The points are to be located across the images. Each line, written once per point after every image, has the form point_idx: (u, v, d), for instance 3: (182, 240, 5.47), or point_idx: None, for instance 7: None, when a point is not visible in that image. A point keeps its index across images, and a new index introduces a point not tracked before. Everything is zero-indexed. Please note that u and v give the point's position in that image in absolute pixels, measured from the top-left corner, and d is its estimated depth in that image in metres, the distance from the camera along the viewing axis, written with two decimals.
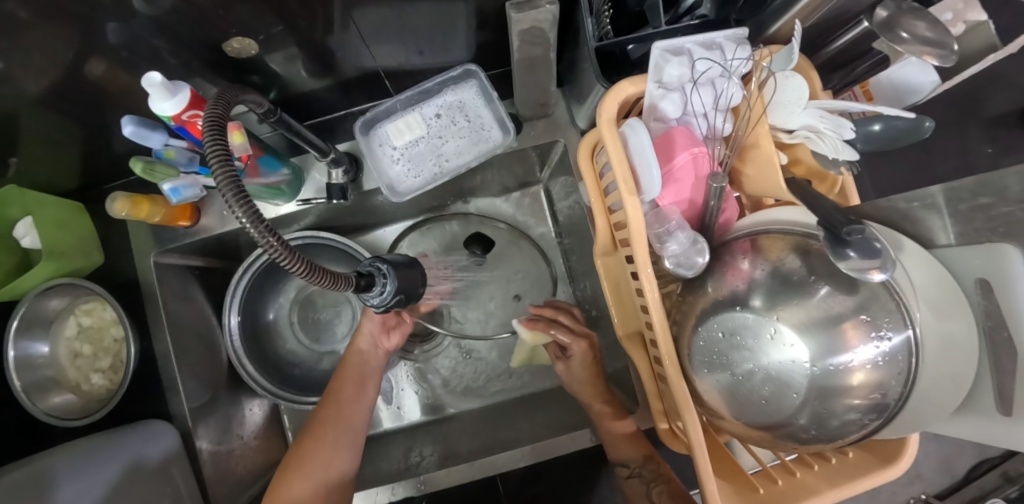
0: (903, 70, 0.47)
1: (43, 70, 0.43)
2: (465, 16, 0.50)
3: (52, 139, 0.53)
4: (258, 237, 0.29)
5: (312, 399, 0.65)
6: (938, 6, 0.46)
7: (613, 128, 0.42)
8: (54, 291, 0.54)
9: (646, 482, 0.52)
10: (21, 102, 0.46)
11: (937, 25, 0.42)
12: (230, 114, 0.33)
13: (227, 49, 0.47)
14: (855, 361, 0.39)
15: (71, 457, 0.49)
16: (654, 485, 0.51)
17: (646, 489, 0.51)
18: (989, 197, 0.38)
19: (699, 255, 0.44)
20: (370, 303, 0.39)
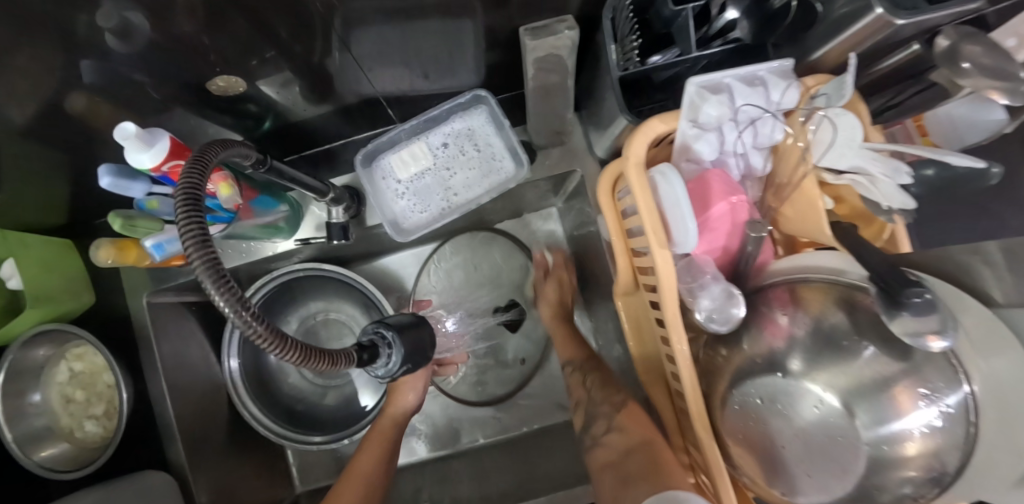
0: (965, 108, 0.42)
1: (17, 112, 0.40)
2: (474, 38, 0.45)
3: (35, 179, 0.49)
4: (242, 328, 0.26)
5: (316, 439, 0.63)
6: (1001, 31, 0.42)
7: (641, 173, 0.38)
8: (41, 337, 0.51)
9: (580, 371, 0.55)
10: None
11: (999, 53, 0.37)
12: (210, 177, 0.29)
13: (212, 88, 0.44)
14: (910, 435, 0.35)
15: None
16: (587, 372, 0.55)
17: (580, 376, 0.55)
18: None
19: (736, 306, 0.39)
20: (374, 373, 0.35)
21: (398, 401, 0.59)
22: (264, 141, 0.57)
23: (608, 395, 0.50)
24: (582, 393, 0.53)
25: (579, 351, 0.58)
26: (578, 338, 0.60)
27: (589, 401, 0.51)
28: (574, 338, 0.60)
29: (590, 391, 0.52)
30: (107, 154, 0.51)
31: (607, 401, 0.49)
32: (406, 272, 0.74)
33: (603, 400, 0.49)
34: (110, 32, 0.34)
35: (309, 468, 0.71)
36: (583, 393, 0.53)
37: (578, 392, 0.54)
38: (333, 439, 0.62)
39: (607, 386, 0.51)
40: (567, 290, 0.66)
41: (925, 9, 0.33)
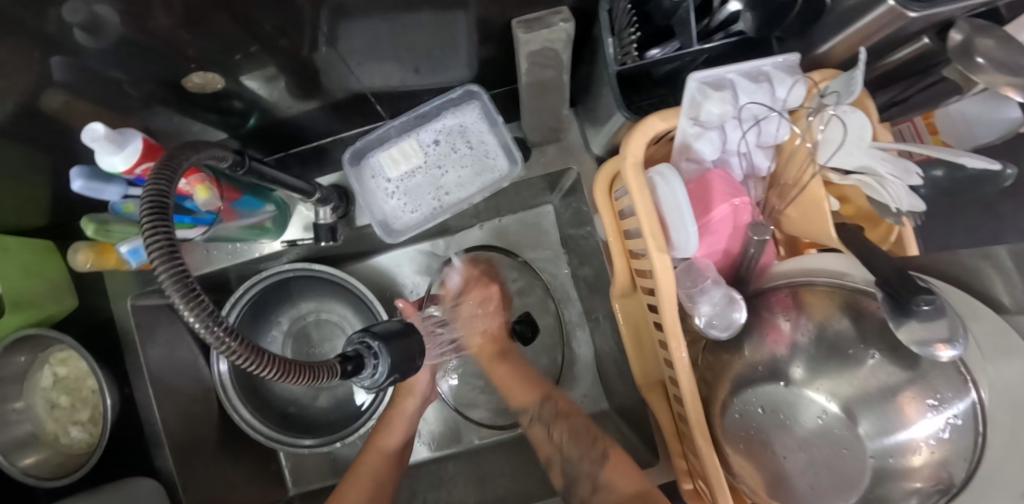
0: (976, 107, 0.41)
1: None
2: (465, 32, 0.43)
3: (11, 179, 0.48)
4: (216, 344, 0.25)
5: (307, 442, 0.62)
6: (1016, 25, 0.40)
7: (639, 174, 0.36)
8: (23, 342, 0.50)
9: (547, 426, 0.56)
10: None
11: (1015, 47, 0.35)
12: (179, 181, 0.27)
13: (187, 84, 0.42)
14: (917, 446, 0.34)
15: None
16: (555, 425, 0.56)
17: (547, 433, 0.56)
18: None
19: (737, 312, 0.39)
20: (360, 383, 0.34)
21: (383, 438, 0.58)
22: (250, 138, 0.55)
23: (581, 450, 0.52)
24: (553, 452, 0.54)
25: (532, 398, 0.59)
26: (529, 380, 0.61)
27: (564, 459, 0.52)
28: (528, 387, 0.60)
29: (561, 445, 0.54)
30: (86, 153, 0.49)
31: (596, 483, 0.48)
32: (400, 270, 0.72)
33: (578, 457, 0.51)
34: (79, 27, 0.32)
35: (302, 471, 0.70)
36: (554, 451, 0.54)
37: (548, 450, 0.55)
38: (326, 442, 0.61)
39: (577, 440, 0.53)
40: (501, 312, 0.65)
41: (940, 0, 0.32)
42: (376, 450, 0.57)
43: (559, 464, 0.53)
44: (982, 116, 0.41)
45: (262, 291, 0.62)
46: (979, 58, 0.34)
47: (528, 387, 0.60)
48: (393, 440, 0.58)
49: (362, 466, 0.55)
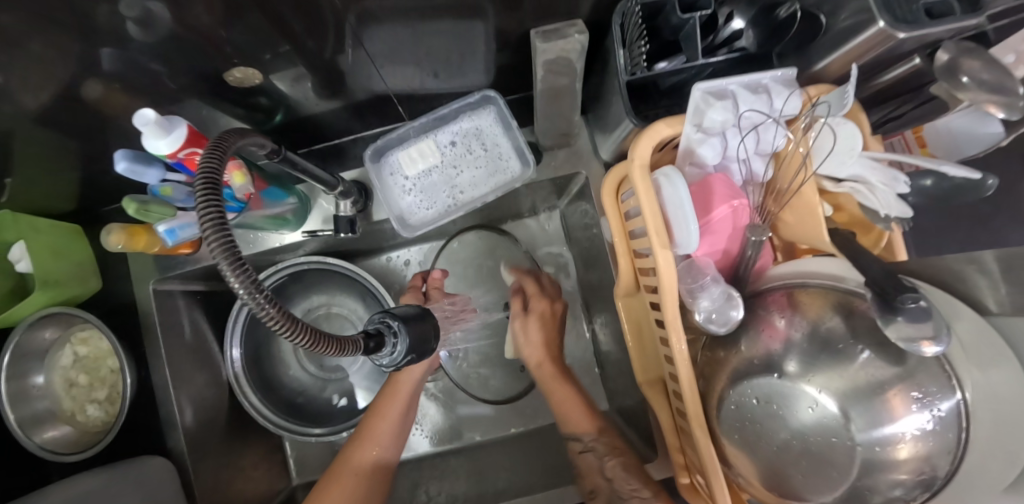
0: (962, 121, 0.43)
1: (31, 93, 0.40)
2: (483, 40, 0.46)
3: (48, 162, 0.50)
4: (254, 308, 0.26)
5: (316, 430, 0.64)
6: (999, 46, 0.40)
7: (645, 175, 0.39)
8: (48, 319, 0.52)
9: (599, 456, 0.48)
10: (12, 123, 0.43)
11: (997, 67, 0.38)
12: (228, 162, 0.29)
13: (229, 79, 0.45)
14: (902, 437, 0.36)
15: (95, 487, 0.48)
16: (608, 457, 0.48)
17: (599, 463, 0.48)
18: None
19: (735, 307, 0.41)
20: (378, 361, 0.36)
21: (357, 454, 0.51)
22: (274, 134, 0.57)
23: (632, 486, 0.45)
24: (598, 479, 0.48)
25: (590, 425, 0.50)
26: (586, 404, 0.52)
27: (611, 491, 0.46)
28: (583, 417, 0.51)
29: (612, 479, 0.46)
30: (120, 140, 0.52)
31: (634, 496, 0.44)
32: (409, 266, 0.75)
33: (629, 493, 0.44)
34: (132, 21, 0.35)
35: (306, 461, 0.72)
36: (601, 481, 0.47)
37: (594, 479, 0.48)
38: (333, 431, 0.63)
39: (631, 474, 0.46)
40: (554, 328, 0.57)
41: (925, 23, 0.34)
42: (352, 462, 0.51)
43: (607, 495, 0.46)
44: (968, 131, 0.43)
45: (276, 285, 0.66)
46: (963, 77, 0.37)
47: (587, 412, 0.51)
48: (392, 414, 0.53)
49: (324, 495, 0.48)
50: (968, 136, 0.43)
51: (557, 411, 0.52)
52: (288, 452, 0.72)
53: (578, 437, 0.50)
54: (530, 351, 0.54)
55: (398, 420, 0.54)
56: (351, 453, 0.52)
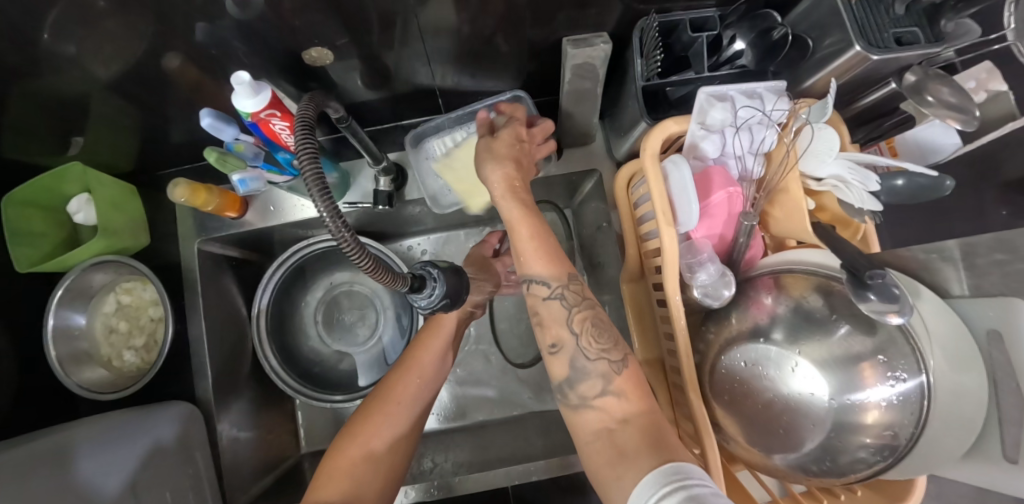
0: (928, 132, 0.50)
1: (126, 58, 0.46)
2: (521, 47, 0.53)
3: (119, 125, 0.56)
4: (333, 230, 0.31)
5: (337, 397, 0.67)
6: (961, 74, 0.49)
7: (655, 163, 0.45)
8: (101, 266, 0.57)
9: (567, 304, 0.44)
10: (88, 89, 0.49)
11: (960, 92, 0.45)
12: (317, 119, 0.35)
13: (305, 58, 0.50)
14: (869, 401, 0.41)
15: (91, 442, 0.49)
16: (576, 308, 0.44)
17: (566, 312, 0.43)
18: (1005, 253, 0.40)
19: (726, 287, 0.47)
20: (418, 304, 0.41)
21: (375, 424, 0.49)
22: None
23: (600, 346, 0.42)
24: (562, 331, 0.44)
25: (555, 269, 0.44)
26: (555, 247, 0.45)
27: (577, 347, 0.42)
28: (554, 257, 0.45)
29: (579, 334, 0.43)
30: (181, 117, 0.57)
31: (601, 356, 0.42)
32: (424, 255, 0.79)
33: (596, 352, 0.42)
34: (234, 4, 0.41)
35: (315, 431, 0.74)
36: (565, 333, 0.43)
37: (557, 330, 0.44)
38: (352, 397, 0.67)
39: (601, 332, 0.43)
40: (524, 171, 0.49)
41: (894, 48, 0.41)
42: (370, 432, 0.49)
43: (570, 352, 0.43)
44: (934, 140, 0.50)
45: (305, 258, 0.71)
46: (929, 96, 0.44)
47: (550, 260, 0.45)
48: (434, 350, 0.58)
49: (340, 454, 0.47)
50: (932, 147, 0.50)
51: (518, 255, 0.45)
52: (299, 422, 0.75)
53: (549, 282, 0.44)
54: (512, 200, 0.45)
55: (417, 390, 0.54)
56: (394, 383, 0.54)
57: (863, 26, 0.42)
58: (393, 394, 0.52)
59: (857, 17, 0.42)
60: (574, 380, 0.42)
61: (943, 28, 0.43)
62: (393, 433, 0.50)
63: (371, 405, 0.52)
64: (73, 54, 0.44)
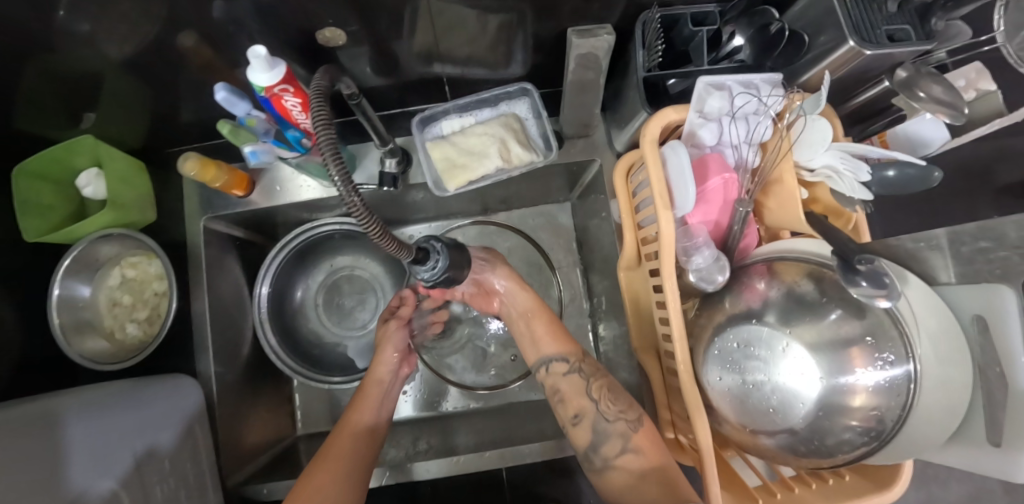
0: (918, 125, 0.50)
1: (140, 39, 0.47)
2: (529, 38, 0.54)
3: (131, 104, 0.57)
4: (343, 193, 0.33)
5: (337, 378, 0.68)
6: (954, 73, 0.50)
7: (654, 149, 0.47)
8: (108, 238, 0.58)
9: (584, 376, 0.53)
10: (105, 67, 0.50)
11: (951, 89, 0.46)
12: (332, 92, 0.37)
13: (319, 37, 0.49)
14: (857, 384, 0.43)
15: (82, 411, 0.48)
16: (593, 378, 0.53)
17: (584, 383, 0.52)
18: (988, 241, 0.41)
19: (721, 272, 0.49)
20: (420, 276, 0.42)
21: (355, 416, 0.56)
22: None
23: (619, 408, 0.49)
24: (584, 402, 0.51)
25: (572, 348, 0.56)
26: (563, 332, 0.58)
27: (597, 412, 0.49)
28: (564, 341, 0.57)
29: (597, 400, 0.50)
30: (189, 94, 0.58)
31: (619, 418, 0.48)
32: None
33: (614, 413, 0.49)
34: None
35: (312, 413, 0.75)
36: (587, 403, 0.50)
37: (578, 401, 0.51)
38: (353, 378, 0.68)
39: (616, 397, 0.50)
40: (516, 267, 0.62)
41: (887, 44, 0.43)
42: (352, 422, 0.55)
43: (592, 418, 0.49)
44: (923, 134, 0.50)
45: (305, 242, 0.72)
46: (920, 92, 0.46)
47: (561, 340, 0.57)
48: (367, 408, 0.57)
49: (331, 445, 0.52)
50: (923, 141, 0.51)
51: (530, 340, 0.58)
52: (296, 404, 0.75)
53: (565, 359, 0.55)
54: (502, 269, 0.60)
55: (382, 395, 0.60)
56: (330, 447, 0.52)
57: (857, 22, 0.44)
58: (329, 454, 0.51)
59: (851, 13, 0.44)
60: (597, 444, 0.48)
61: (933, 26, 0.45)
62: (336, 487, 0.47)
63: (310, 470, 0.49)
64: (87, 33, 0.44)
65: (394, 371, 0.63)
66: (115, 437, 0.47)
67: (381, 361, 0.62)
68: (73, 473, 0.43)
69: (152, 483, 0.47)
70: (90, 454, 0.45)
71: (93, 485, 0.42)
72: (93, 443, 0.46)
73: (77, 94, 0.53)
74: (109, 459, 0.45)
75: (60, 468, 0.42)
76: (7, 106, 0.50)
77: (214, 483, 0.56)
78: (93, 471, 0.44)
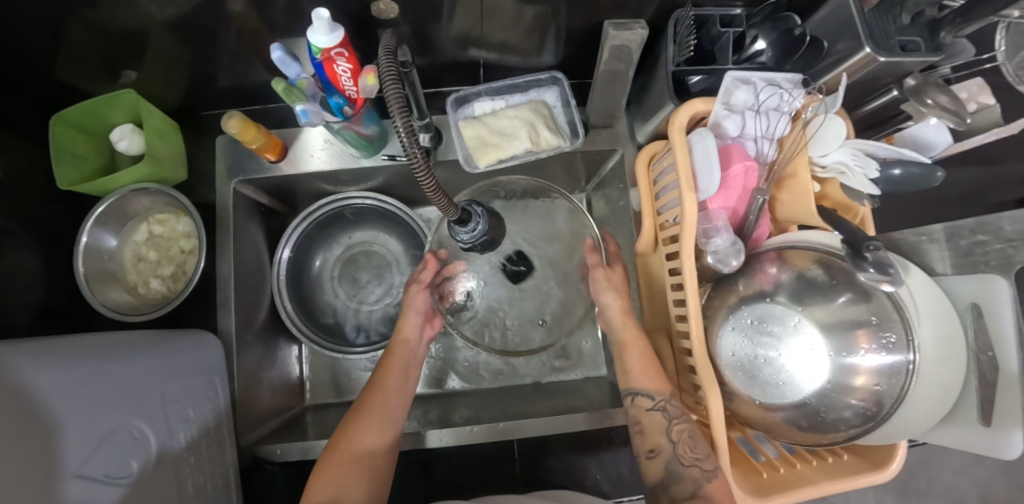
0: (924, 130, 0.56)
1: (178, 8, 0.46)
2: (565, 30, 0.57)
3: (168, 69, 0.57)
4: (405, 146, 0.32)
5: (357, 349, 0.70)
6: (957, 86, 0.54)
7: (682, 135, 0.50)
8: (138, 193, 0.60)
9: (668, 417, 0.53)
10: (149, 26, 0.48)
11: (954, 99, 0.50)
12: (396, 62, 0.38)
13: (372, 8, 0.48)
14: (859, 364, 0.46)
15: (48, 353, 0.38)
16: (676, 421, 0.52)
17: (666, 424, 0.52)
18: (985, 235, 0.49)
19: (736, 256, 0.52)
20: (461, 238, 0.45)
21: (356, 438, 0.53)
22: None
23: (695, 455, 0.49)
24: (661, 439, 0.52)
25: (660, 386, 0.55)
26: (656, 367, 0.56)
27: (672, 453, 0.50)
28: (655, 376, 0.55)
29: (676, 443, 0.51)
30: (224, 70, 0.58)
31: (693, 463, 0.48)
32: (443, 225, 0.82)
33: (690, 460, 0.49)
34: None
35: (320, 384, 0.76)
36: (664, 441, 0.51)
37: (656, 438, 0.52)
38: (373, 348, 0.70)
39: (696, 444, 0.50)
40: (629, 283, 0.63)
41: (899, 53, 0.47)
42: (351, 444, 0.53)
43: (667, 457, 0.50)
44: (927, 137, 0.56)
45: (329, 214, 0.73)
46: (928, 98, 0.50)
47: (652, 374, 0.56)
48: (397, 368, 0.61)
49: (326, 476, 0.50)
50: (928, 144, 0.57)
51: (624, 368, 0.58)
52: (305, 373, 0.76)
53: (652, 396, 0.55)
54: (612, 295, 0.60)
55: (402, 375, 0.61)
56: (365, 401, 0.57)
57: (871, 33, 0.48)
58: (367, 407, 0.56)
59: (866, 23, 0.48)
60: (668, 482, 0.49)
61: (942, 40, 0.49)
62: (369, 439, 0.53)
63: (349, 418, 0.56)
64: None
65: (422, 330, 0.65)
66: (115, 390, 0.43)
67: (411, 319, 0.63)
68: (75, 430, 0.37)
69: (177, 430, 0.49)
70: (89, 407, 0.39)
71: (109, 436, 0.40)
72: (85, 396, 0.39)
73: (120, 52, 0.52)
74: (114, 416, 0.41)
75: (65, 419, 0.36)
76: (52, 57, 0.50)
77: (231, 440, 0.58)
78: (99, 428, 0.39)
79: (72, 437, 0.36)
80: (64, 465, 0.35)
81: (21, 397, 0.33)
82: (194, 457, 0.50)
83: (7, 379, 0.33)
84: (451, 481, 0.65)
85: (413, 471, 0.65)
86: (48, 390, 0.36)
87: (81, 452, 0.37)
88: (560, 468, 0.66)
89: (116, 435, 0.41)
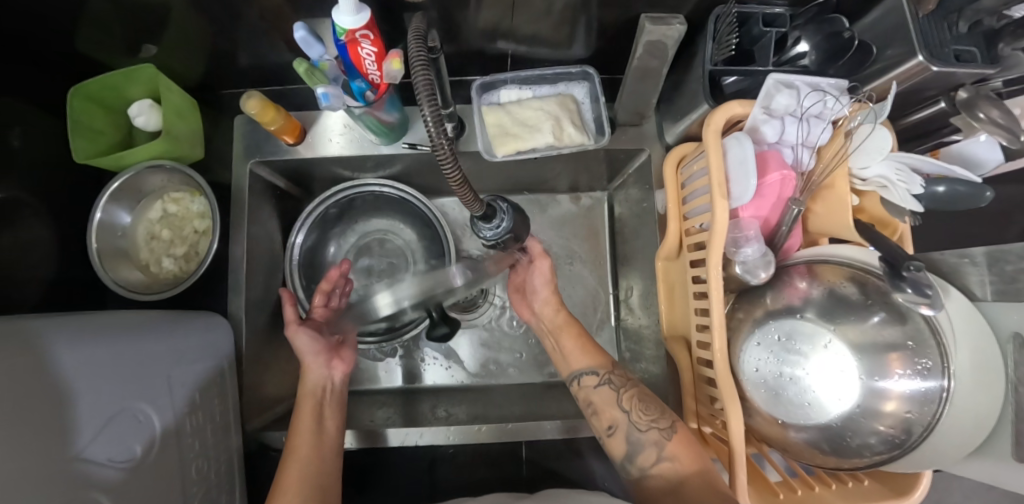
0: (973, 146, 0.53)
1: None
2: (600, 23, 0.55)
3: (188, 44, 0.55)
4: (432, 138, 0.31)
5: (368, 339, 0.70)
6: (1012, 100, 0.51)
7: (716, 139, 0.48)
8: (154, 170, 0.59)
9: (614, 388, 0.54)
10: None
11: (1011, 115, 0.47)
12: (426, 49, 0.36)
13: None
14: (892, 390, 0.43)
15: (61, 332, 0.38)
16: (623, 389, 0.53)
17: (614, 394, 0.53)
18: None
19: (766, 269, 0.50)
20: (483, 234, 0.43)
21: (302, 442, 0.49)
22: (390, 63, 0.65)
23: (650, 416, 0.50)
24: (615, 412, 0.52)
25: (603, 360, 0.57)
26: (595, 349, 0.59)
27: (629, 422, 0.50)
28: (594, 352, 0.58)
29: (628, 410, 0.51)
30: (246, 48, 0.57)
31: (651, 426, 0.49)
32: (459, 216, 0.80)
33: (646, 423, 0.49)
34: None
35: None
36: (618, 414, 0.52)
37: (611, 412, 0.52)
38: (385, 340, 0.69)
39: (647, 405, 0.51)
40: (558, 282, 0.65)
41: (955, 63, 0.44)
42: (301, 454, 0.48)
43: (625, 429, 0.50)
44: (976, 154, 0.53)
45: (344, 200, 0.72)
46: (980, 113, 0.47)
47: (593, 352, 0.58)
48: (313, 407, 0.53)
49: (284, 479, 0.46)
50: (977, 162, 0.54)
51: (563, 356, 0.60)
52: None
53: (596, 371, 0.56)
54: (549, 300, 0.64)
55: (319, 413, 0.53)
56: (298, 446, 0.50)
57: (927, 41, 0.45)
58: (292, 448, 0.49)
59: (921, 31, 0.45)
60: (632, 454, 0.49)
61: (1000, 52, 0.47)
62: (309, 469, 0.47)
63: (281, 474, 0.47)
64: None
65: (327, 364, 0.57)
66: (123, 373, 0.42)
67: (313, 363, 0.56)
68: (81, 412, 0.36)
69: (183, 415, 0.48)
70: (96, 389, 0.39)
71: (114, 419, 0.39)
72: (93, 377, 0.39)
73: (141, 24, 0.50)
74: (120, 399, 0.41)
75: (72, 400, 0.36)
76: (72, 27, 0.49)
77: (236, 425, 0.58)
78: (105, 411, 0.39)
79: (77, 420, 0.36)
80: (67, 447, 0.34)
81: (26, 378, 0.33)
82: (200, 442, 0.50)
83: (13, 358, 0.32)
84: (455, 480, 0.64)
85: (416, 465, 0.64)
86: (55, 371, 0.35)
87: (86, 434, 0.36)
88: (564, 472, 0.65)
89: (120, 418, 0.40)
